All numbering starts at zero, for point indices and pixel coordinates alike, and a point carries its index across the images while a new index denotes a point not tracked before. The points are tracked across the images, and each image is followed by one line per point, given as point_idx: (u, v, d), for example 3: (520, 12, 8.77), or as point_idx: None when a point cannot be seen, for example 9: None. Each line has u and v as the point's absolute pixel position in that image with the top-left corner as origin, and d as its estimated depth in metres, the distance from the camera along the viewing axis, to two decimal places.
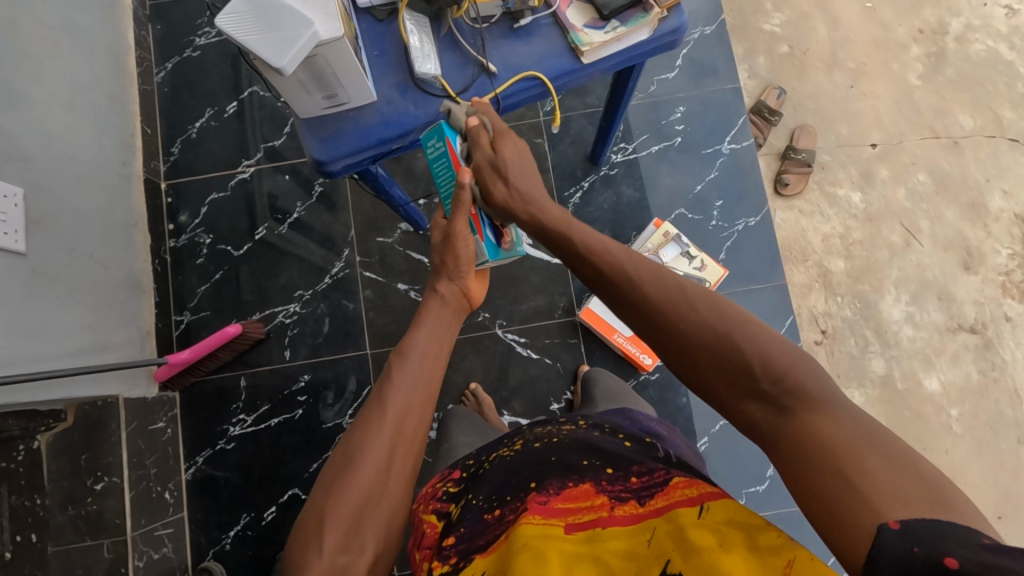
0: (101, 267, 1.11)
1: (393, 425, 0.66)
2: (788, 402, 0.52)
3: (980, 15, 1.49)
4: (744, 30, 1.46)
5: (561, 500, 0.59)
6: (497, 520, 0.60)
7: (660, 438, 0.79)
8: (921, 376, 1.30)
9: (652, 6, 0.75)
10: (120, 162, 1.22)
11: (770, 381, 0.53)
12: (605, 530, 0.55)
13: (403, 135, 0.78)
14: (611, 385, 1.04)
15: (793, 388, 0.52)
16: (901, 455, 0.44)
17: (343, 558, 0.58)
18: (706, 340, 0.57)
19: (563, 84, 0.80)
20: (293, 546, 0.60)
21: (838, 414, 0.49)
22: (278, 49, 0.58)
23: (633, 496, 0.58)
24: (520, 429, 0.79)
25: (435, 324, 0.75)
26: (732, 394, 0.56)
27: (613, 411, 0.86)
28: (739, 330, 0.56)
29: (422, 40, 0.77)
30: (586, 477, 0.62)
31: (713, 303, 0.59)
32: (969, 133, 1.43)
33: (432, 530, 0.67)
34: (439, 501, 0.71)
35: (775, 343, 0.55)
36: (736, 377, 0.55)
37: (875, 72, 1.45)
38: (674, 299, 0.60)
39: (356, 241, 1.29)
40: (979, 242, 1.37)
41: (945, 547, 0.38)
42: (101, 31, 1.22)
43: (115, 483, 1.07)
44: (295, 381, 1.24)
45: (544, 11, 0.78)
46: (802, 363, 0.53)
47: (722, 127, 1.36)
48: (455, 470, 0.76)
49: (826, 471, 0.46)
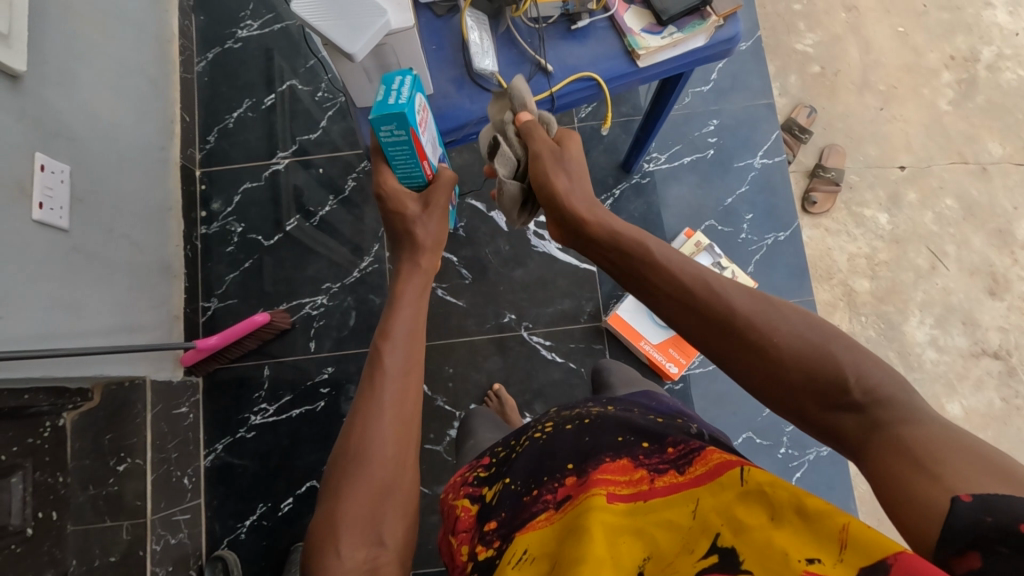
0: (136, 248, 1.13)
1: (393, 415, 0.66)
2: (879, 414, 0.49)
3: (1013, 44, 1.50)
4: (778, 48, 1.47)
5: (601, 473, 0.59)
6: (533, 500, 0.61)
7: (689, 416, 0.77)
8: (943, 401, 1.30)
9: (710, 13, 0.76)
10: (160, 146, 1.24)
11: (861, 392, 0.50)
12: (646, 503, 0.54)
13: (456, 128, 0.79)
14: (628, 373, 1.05)
15: (884, 399, 0.49)
16: (979, 448, 0.41)
17: (363, 554, 0.59)
18: (798, 351, 0.54)
19: (615, 87, 0.81)
20: (311, 554, 0.60)
21: (927, 422, 0.46)
22: (351, 35, 0.59)
23: (671, 467, 0.58)
24: (547, 412, 0.77)
25: (415, 297, 0.76)
26: (816, 406, 0.53)
27: (636, 393, 0.86)
28: (834, 343, 0.54)
29: (482, 36, 0.78)
30: (622, 452, 0.62)
31: (804, 317, 0.56)
32: (998, 160, 1.43)
33: (465, 513, 0.67)
34: (471, 487, 0.71)
35: (867, 356, 0.52)
36: (822, 387, 0.52)
37: (906, 96, 1.46)
38: (762, 308, 0.57)
39: (386, 237, 1.30)
40: (1006, 269, 1.37)
41: (1018, 514, 0.34)
42: (148, 18, 1.24)
43: (137, 466, 1.07)
44: (318, 374, 1.24)
45: (602, 14, 0.79)
46: (896, 379, 0.50)
47: (754, 142, 1.37)
48: (484, 458, 0.76)
49: (902, 465, 0.44)
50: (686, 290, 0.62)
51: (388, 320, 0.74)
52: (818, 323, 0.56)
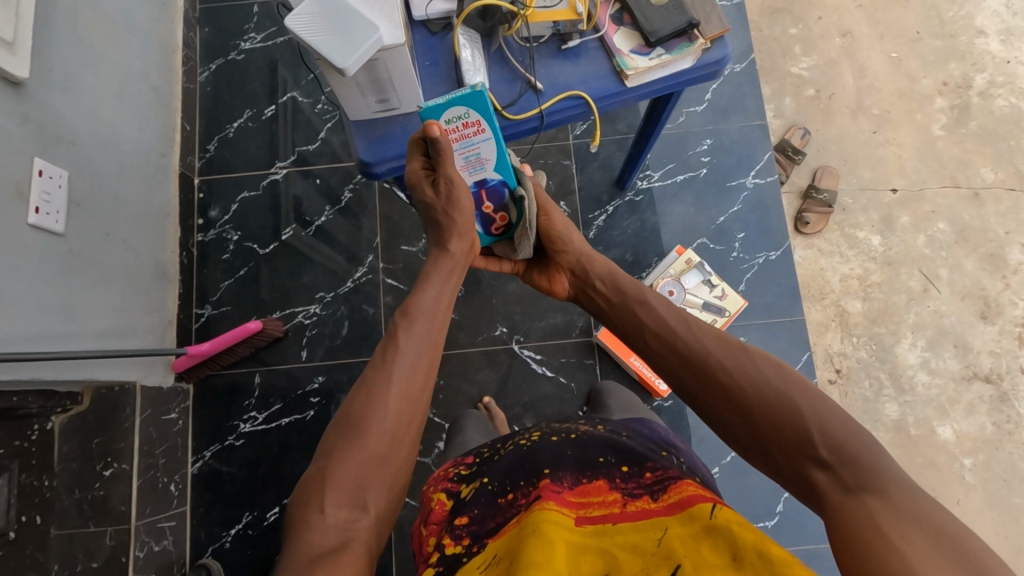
0: (132, 253, 1.14)
1: (401, 389, 0.66)
2: (842, 469, 0.52)
3: (1005, 72, 1.52)
4: (773, 71, 1.49)
5: (574, 493, 0.59)
6: (508, 504, 0.61)
7: (676, 448, 0.77)
8: (935, 424, 1.30)
9: (697, 36, 0.78)
10: (160, 153, 1.25)
11: (826, 448, 0.54)
12: (614, 525, 0.54)
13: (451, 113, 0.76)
14: (624, 398, 1.04)
15: (842, 449, 0.53)
16: (945, 529, 0.45)
17: (344, 516, 0.59)
18: (765, 401, 0.58)
19: (606, 105, 0.82)
20: (296, 504, 0.60)
21: (890, 487, 0.50)
22: (344, 50, 0.60)
23: (645, 492, 0.58)
24: (536, 423, 0.77)
25: (441, 282, 0.76)
26: (782, 450, 0.56)
27: (630, 419, 0.86)
28: (801, 394, 0.58)
29: (474, 55, 0.80)
30: (599, 473, 0.62)
31: (779, 369, 0.60)
32: (990, 184, 1.44)
33: (439, 506, 0.67)
34: (449, 482, 0.71)
35: (833, 410, 0.56)
36: (787, 439, 0.56)
37: (899, 120, 1.47)
38: (736, 357, 0.62)
39: (381, 248, 1.31)
40: (998, 294, 1.37)
41: None
42: (154, 29, 1.27)
43: (124, 470, 1.07)
44: (308, 383, 1.24)
45: (593, 34, 0.81)
46: (861, 434, 0.54)
47: (748, 162, 1.39)
48: (468, 456, 0.76)
49: (866, 530, 0.47)
50: (667, 331, 0.69)
51: (411, 299, 0.74)
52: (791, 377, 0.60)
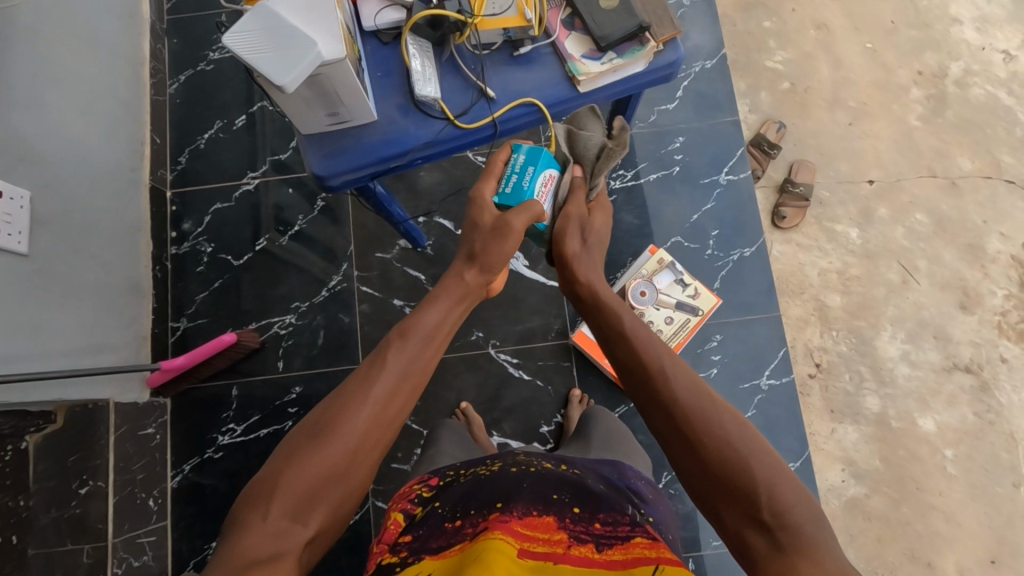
0: (104, 269, 1.13)
1: (375, 407, 0.67)
2: (781, 536, 0.53)
3: (980, 60, 1.51)
4: (747, 66, 1.49)
5: (522, 524, 0.58)
6: (455, 530, 0.60)
7: (641, 496, 0.77)
8: (916, 416, 1.29)
9: (649, 39, 0.78)
10: (130, 168, 1.25)
11: (771, 514, 0.54)
12: (555, 564, 0.54)
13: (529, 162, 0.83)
14: (610, 427, 0.96)
15: (788, 520, 0.53)
16: None
17: (285, 525, 0.58)
18: (722, 457, 0.57)
19: (560, 111, 0.82)
20: (240, 505, 0.59)
21: (827, 561, 0.50)
22: (282, 67, 0.60)
23: (591, 541, 0.58)
24: (504, 454, 0.78)
25: (448, 307, 0.78)
26: (729, 508, 0.56)
27: (604, 461, 0.84)
28: (755, 455, 0.57)
29: (424, 64, 0.79)
30: (551, 510, 0.62)
31: (741, 424, 0.59)
32: (967, 174, 1.44)
33: (393, 527, 0.66)
34: (409, 503, 0.70)
35: (786, 478, 0.56)
36: (737, 497, 0.56)
37: (875, 112, 1.47)
38: (703, 404, 0.61)
39: (355, 256, 1.31)
40: (977, 284, 1.37)
41: None
42: (119, 42, 1.26)
43: (99, 487, 1.08)
44: (286, 393, 1.24)
45: (544, 40, 0.81)
46: (806, 507, 0.54)
47: (721, 158, 1.38)
48: (433, 477, 0.75)
49: None
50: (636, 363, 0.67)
51: (413, 318, 0.75)
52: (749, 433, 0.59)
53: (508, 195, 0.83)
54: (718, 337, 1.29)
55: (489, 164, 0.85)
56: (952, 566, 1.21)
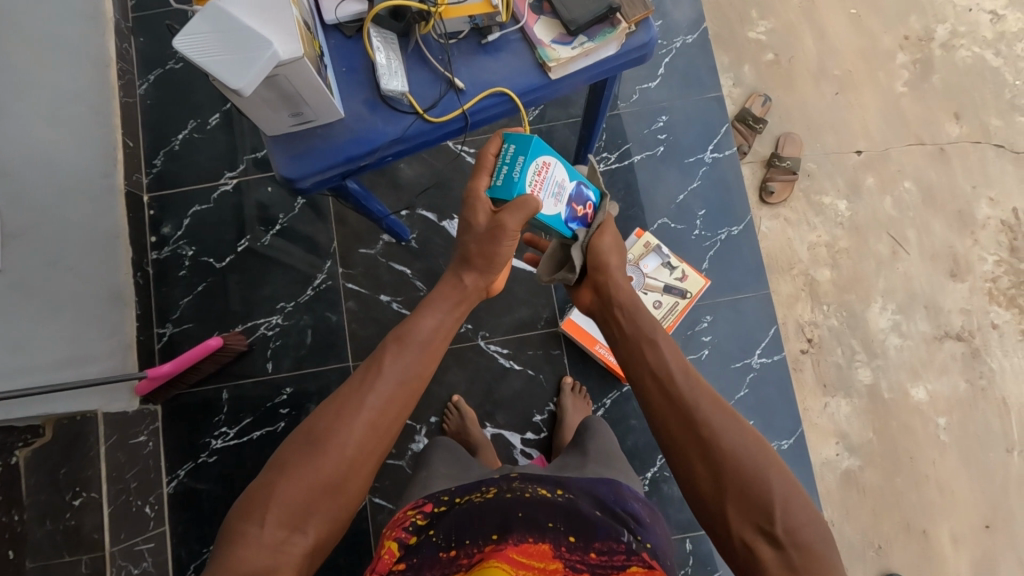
0: (82, 279, 1.11)
1: (371, 415, 0.66)
2: (792, 552, 0.57)
3: (966, 21, 1.48)
4: (730, 39, 1.45)
5: (518, 552, 0.61)
6: (451, 560, 0.62)
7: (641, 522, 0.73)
8: (908, 387, 1.30)
9: (620, 20, 0.76)
10: (103, 173, 1.22)
11: (784, 531, 0.58)
12: None
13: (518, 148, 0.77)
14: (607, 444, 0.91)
15: (799, 538, 0.58)
16: None
17: (283, 535, 0.58)
18: (742, 471, 0.61)
19: (532, 99, 0.80)
20: (238, 514, 0.60)
21: None
22: (237, 70, 0.58)
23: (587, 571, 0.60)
24: (502, 478, 0.78)
25: (443, 310, 0.77)
26: (741, 520, 0.60)
27: (598, 479, 0.80)
28: (771, 473, 0.61)
29: (389, 57, 0.76)
30: (547, 537, 0.63)
31: (758, 440, 0.63)
32: (955, 140, 1.42)
33: (387, 556, 0.65)
34: (403, 531, 0.69)
35: (799, 497, 0.60)
36: (754, 512, 0.59)
37: (861, 80, 1.44)
38: (725, 420, 0.64)
39: (339, 253, 1.29)
40: (967, 251, 1.36)
41: None
42: (84, 44, 1.23)
43: (93, 498, 1.08)
44: (278, 394, 1.24)
45: (513, 26, 0.78)
46: (816, 527, 0.59)
47: (706, 136, 1.36)
48: (428, 503, 0.74)
49: None
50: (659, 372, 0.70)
51: (409, 325, 0.74)
52: (766, 451, 0.63)
53: (499, 188, 0.78)
54: (708, 318, 1.28)
55: (481, 156, 0.79)
56: (946, 534, 1.23)
